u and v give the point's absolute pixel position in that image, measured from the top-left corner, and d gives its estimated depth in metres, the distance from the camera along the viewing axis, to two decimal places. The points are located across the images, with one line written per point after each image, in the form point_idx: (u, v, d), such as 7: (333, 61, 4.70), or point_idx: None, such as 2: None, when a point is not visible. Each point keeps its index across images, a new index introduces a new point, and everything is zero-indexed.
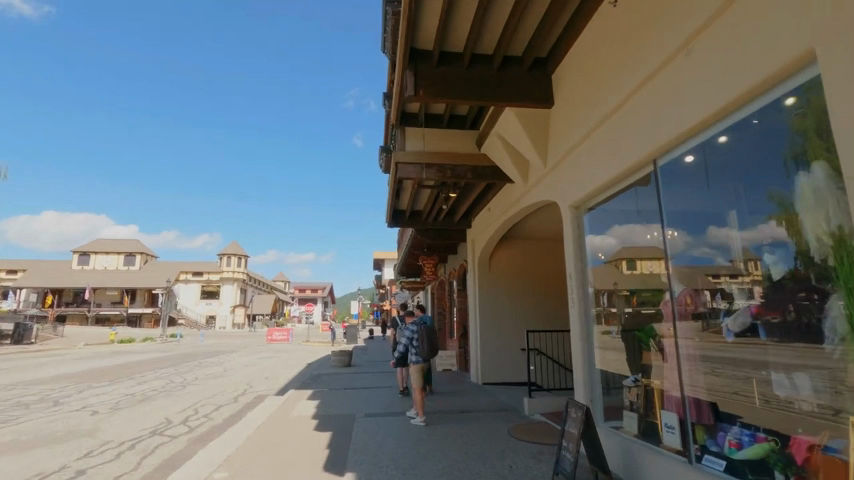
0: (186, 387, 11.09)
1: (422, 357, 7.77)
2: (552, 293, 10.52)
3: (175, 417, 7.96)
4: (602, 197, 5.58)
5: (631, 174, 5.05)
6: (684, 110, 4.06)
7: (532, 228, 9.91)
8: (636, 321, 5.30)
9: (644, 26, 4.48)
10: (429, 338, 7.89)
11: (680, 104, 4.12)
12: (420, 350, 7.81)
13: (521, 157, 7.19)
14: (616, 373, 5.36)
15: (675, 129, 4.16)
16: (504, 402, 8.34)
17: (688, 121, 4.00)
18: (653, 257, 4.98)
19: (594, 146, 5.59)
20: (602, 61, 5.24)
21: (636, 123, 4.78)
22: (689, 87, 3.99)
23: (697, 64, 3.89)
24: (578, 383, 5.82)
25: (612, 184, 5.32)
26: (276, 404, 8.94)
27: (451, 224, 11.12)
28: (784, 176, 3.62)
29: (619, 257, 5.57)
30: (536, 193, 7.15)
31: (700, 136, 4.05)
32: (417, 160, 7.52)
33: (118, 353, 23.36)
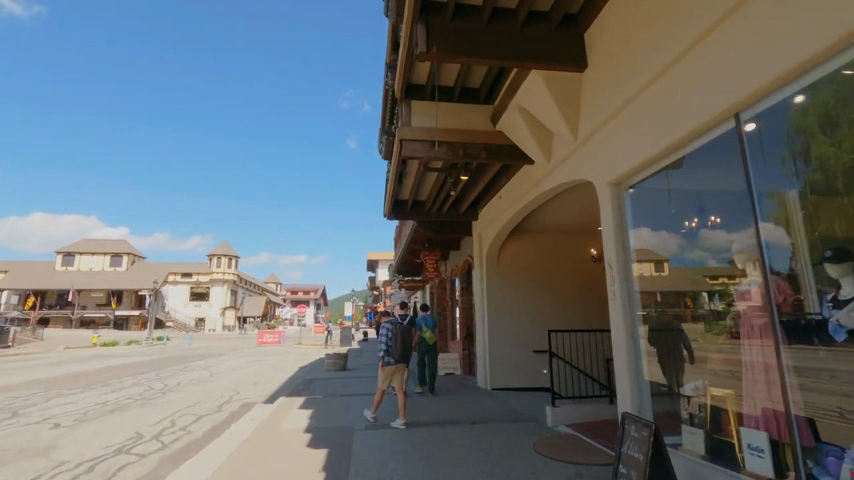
0: (166, 394, 10.08)
1: (398, 358, 7.31)
2: (568, 291, 9.65)
3: (148, 430, 6.98)
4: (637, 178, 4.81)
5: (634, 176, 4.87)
6: (702, 103, 3.78)
7: (547, 218, 9.02)
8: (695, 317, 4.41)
9: (648, 25, 4.36)
10: (408, 338, 7.40)
11: (692, 99, 3.89)
12: (395, 350, 7.29)
13: (543, 134, 6.34)
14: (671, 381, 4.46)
15: (681, 129, 4.00)
16: (520, 410, 7.42)
17: (695, 121, 3.85)
18: (647, 259, 4.84)
19: (619, 128, 4.99)
20: (609, 56, 5.00)
21: (650, 118, 4.46)
22: (702, 81, 3.77)
23: (710, 57, 3.68)
24: (623, 392, 4.81)
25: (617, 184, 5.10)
26: (264, 414, 7.97)
27: (456, 215, 10.24)
28: (780, 174, 3.46)
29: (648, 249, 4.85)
30: (563, 172, 6.23)
31: (706, 136, 3.89)
32: (425, 137, 6.63)
33: (98, 358, 22.14)
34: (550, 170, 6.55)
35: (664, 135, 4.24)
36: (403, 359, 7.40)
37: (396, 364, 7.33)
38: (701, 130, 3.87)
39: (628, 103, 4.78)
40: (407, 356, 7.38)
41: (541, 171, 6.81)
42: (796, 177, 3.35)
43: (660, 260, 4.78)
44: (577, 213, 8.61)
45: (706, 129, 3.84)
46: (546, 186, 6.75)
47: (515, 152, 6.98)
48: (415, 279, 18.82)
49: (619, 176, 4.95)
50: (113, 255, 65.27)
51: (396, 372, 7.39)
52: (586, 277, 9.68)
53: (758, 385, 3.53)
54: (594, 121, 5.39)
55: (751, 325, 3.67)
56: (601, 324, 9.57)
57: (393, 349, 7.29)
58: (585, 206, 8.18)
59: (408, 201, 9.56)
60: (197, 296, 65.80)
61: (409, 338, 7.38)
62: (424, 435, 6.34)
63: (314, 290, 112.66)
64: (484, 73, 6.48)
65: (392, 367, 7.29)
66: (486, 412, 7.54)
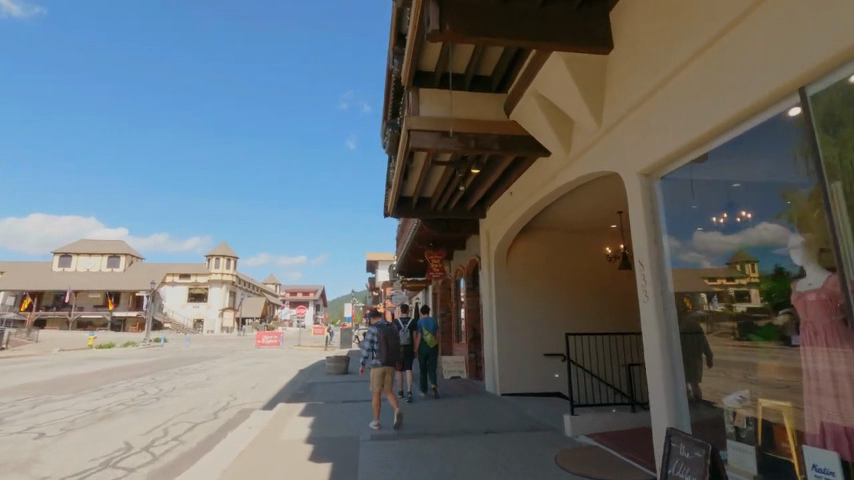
0: (160, 400, 9.64)
1: (384, 360, 7.32)
2: (582, 290, 9.24)
3: (138, 441, 6.55)
4: (669, 169, 4.40)
5: (656, 171, 4.54)
6: (732, 94, 3.52)
7: (560, 215, 8.62)
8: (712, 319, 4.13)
9: (668, 19, 4.18)
10: (391, 340, 7.49)
11: (722, 91, 3.62)
12: (380, 353, 7.33)
13: (562, 123, 5.91)
14: (711, 390, 4.04)
15: (709, 123, 3.74)
16: (535, 419, 6.99)
17: (724, 114, 3.59)
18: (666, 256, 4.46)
19: (647, 117, 4.57)
20: (631, 46, 4.71)
21: (673, 111, 4.20)
22: (731, 74, 3.53)
23: (738, 48, 3.46)
24: (659, 400, 4.38)
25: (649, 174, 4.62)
26: (262, 422, 7.53)
27: (463, 213, 9.85)
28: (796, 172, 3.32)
29: (684, 251, 4.36)
30: (584, 163, 5.77)
31: (736, 130, 3.63)
32: (433, 127, 6.21)
33: (93, 360, 21.69)
34: (567, 162, 6.12)
35: (688, 130, 3.97)
36: (390, 361, 7.38)
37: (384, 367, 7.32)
38: (731, 124, 3.60)
39: (650, 96, 4.50)
40: (392, 359, 7.40)
41: (558, 163, 6.37)
42: (803, 174, 3.25)
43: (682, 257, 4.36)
44: (593, 209, 8.20)
45: (737, 122, 3.58)
46: (564, 179, 6.32)
47: (529, 143, 6.55)
48: (417, 280, 18.38)
49: (651, 165, 4.49)
50: (110, 256, 64.80)
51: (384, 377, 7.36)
52: (601, 277, 9.25)
53: (828, 398, 3.08)
54: (618, 110, 4.98)
55: (814, 327, 3.19)
56: (615, 327, 9.17)
57: (378, 353, 7.32)
58: (602, 201, 7.77)
59: (413, 197, 9.14)
60: (196, 297, 65.30)
61: (392, 340, 7.48)
62: (433, 446, 5.92)
63: (313, 291, 112.23)
64: (500, 55, 5.99)
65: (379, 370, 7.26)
66: (498, 420, 7.11)
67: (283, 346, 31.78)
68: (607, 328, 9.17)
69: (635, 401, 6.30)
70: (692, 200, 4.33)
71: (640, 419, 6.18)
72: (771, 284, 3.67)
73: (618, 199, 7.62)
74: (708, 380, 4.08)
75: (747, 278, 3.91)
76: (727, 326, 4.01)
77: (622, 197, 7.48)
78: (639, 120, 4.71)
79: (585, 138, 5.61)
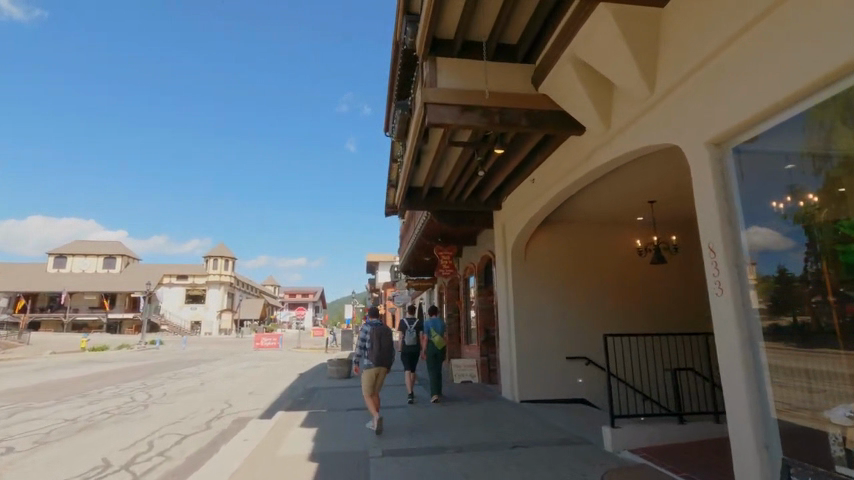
0: (147, 408, 8.81)
1: (376, 361, 6.85)
2: (607, 287, 8.53)
3: (118, 456, 5.79)
4: (737, 140, 3.69)
5: (721, 143, 3.83)
6: (779, 76, 3.19)
7: (585, 205, 7.88)
8: (750, 326, 3.58)
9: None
10: (384, 339, 6.99)
11: (768, 72, 3.28)
12: (370, 352, 6.88)
13: (602, 93, 5.17)
14: (795, 401, 3.31)
15: (752, 109, 3.40)
16: (569, 432, 6.19)
17: (771, 97, 3.25)
18: (736, 242, 3.70)
19: (718, 76, 3.77)
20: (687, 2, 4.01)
21: (727, 84, 3.67)
22: (770, 60, 3.26)
23: (773, 35, 3.23)
24: (741, 418, 3.56)
25: (717, 145, 3.84)
26: (259, 433, 6.77)
27: (477, 204, 9.14)
28: (799, 172, 3.35)
29: (752, 236, 3.63)
30: (630, 135, 5.00)
31: (781, 116, 3.30)
32: (453, 100, 5.47)
33: (84, 362, 20.88)
34: (607, 137, 5.37)
35: (732, 113, 3.59)
36: (383, 363, 6.91)
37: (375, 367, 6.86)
38: (774, 110, 3.30)
39: (703, 65, 3.90)
40: (386, 358, 6.88)
41: (595, 141, 5.65)
42: (814, 174, 3.27)
43: (737, 248, 3.69)
44: (622, 198, 7.48)
45: (784, 107, 3.24)
46: (603, 157, 5.54)
47: (561, 118, 5.80)
48: (422, 279, 17.59)
49: (721, 133, 3.73)
50: (106, 256, 63.80)
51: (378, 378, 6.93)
52: (627, 273, 8.57)
53: None
54: (679, 69, 4.14)
55: None
56: (643, 327, 8.46)
57: (370, 352, 6.88)
58: (633, 190, 7.05)
59: (424, 186, 8.40)
60: (193, 299, 64.43)
61: (385, 339, 6.98)
62: (456, 463, 5.15)
63: (314, 292, 111.57)
64: (535, 10, 5.16)
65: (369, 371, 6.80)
66: (522, 431, 6.37)
67: (282, 349, 30.94)
68: (634, 327, 8.46)
69: (681, 411, 5.47)
70: (744, 179, 3.70)
71: (687, 432, 5.38)
72: (775, 284, 3.49)
73: (652, 187, 6.89)
74: (781, 391, 3.38)
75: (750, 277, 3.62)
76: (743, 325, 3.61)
77: (656, 184, 6.75)
78: (698, 87, 3.99)
79: (631, 110, 4.90)
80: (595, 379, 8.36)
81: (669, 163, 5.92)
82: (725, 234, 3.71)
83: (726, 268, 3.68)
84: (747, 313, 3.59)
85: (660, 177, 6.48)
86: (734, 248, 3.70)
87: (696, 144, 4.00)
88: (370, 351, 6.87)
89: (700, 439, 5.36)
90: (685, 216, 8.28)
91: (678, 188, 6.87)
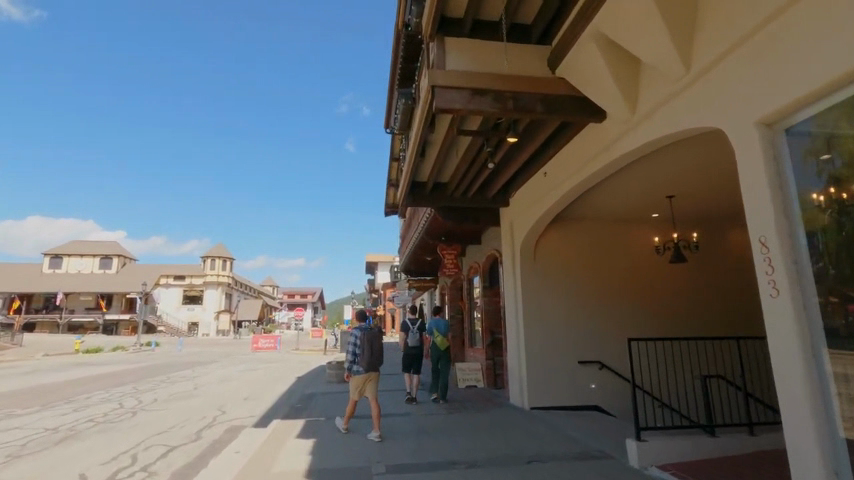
0: (135, 416, 8.32)
1: (366, 367, 6.57)
2: (621, 287, 8.09)
3: (97, 472, 5.31)
4: (792, 120, 3.24)
5: (774, 124, 3.35)
6: (832, 52, 2.85)
7: (599, 201, 7.43)
8: (813, 330, 3.11)
9: None
10: (375, 343, 6.61)
11: (820, 49, 2.92)
12: (361, 357, 6.58)
13: (626, 75, 4.71)
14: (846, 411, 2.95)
15: (801, 91, 3.04)
16: (590, 445, 5.69)
17: (826, 77, 2.89)
18: (792, 236, 3.24)
19: (774, 44, 3.25)
20: None
21: (782, 56, 3.19)
22: (827, 31, 2.88)
23: (825, 7, 2.88)
24: (803, 431, 3.08)
25: (767, 127, 3.38)
26: (251, 445, 6.28)
27: (483, 200, 8.67)
28: (803, 174, 3.24)
29: (811, 228, 3.18)
30: (661, 118, 4.52)
31: (835, 96, 2.95)
32: (462, 83, 4.99)
33: (77, 366, 20.32)
34: (633, 123, 4.91)
35: (777, 96, 3.22)
36: (375, 368, 6.66)
37: (365, 373, 6.62)
38: (828, 90, 2.94)
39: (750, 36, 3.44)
40: (377, 364, 6.65)
41: (617, 128, 5.19)
42: (821, 175, 3.19)
43: (793, 241, 3.23)
44: (640, 193, 7.03)
45: (840, 86, 2.89)
46: (627, 146, 5.08)
47: (580, 104, 5.32)
48: (424, 278, 17.10)
49: (777, 110, 3.23)
50: (102, 256, 63.09)
51: (367, 383, 6.67)
52: (643, 272, 8.14)
53: None
54: (725, 38, 3.63)
55: None
56: (659, 329, 8.02)
57: (360, 357, 6.55)
58: (652, 184, 6.60)
59: (428, 181, 7.95)
60: (191, 299, 63.90)
61: (376, 343, 6.60)
62: None
63: (313, 293, 111.11)
64: None
65: (359, 377, 6.56)
66: (537, 443, 5.89)
67: (281, 351, 30.43)
68: (650, 330, 8.02)
69: (712, 423, 4.99)
70: (794, 165, 3.28)
71: (720, 446, 4.90)
72: (799, 283, 3.18)
73: (673, 181, 6.44)
74: (844, 403, 2.96)
75: (805, 275, 3.18)
76: (804, 329, 3.13)
77: (678, 177, 6.30)
78: (743, 63, 3.53)
79: (660, 92, 4.42)
80: (609, 385, 7.87)
81: (695, 152, 5.46)
82: (778, 227, 3.25)
83: (782, 264, 3.22)
84: (807, 315, 3.13)
85: (683, 168, 6.03)
86: (789, 241, 3.24)
87: (742, 126, 3.52)
88: (361, 357, 6.55)
89: (734, 453, 4.90)
90: (705, 212, 7.82)
91: (700, 182, 6.43)
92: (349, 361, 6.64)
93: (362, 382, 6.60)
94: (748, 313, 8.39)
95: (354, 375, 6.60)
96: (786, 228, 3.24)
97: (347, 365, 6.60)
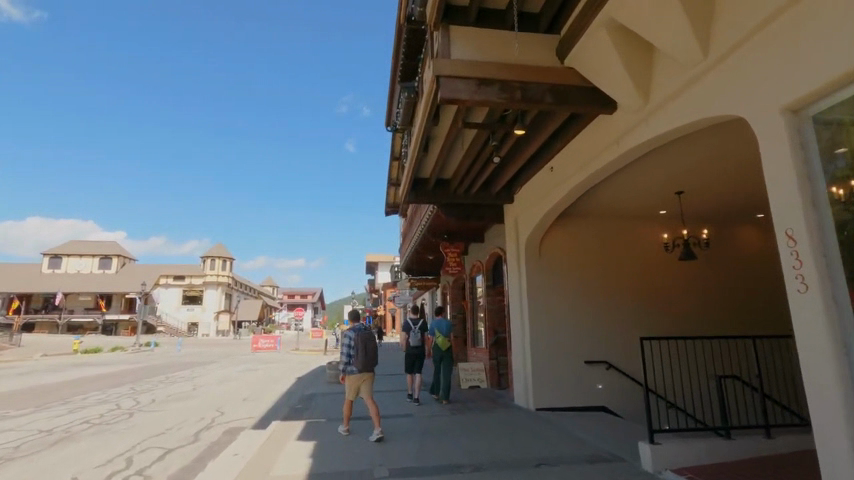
0: (132, 417, 8.13)
1: (360, 368, 6.40)
2: (628, 285, 7.93)
3: (90, 476, 5.13)
4: (820, 106, 3.08)
5: (800, 110, 3.18)
6: None
7: (608, 197, 7.27)
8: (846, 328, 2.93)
9: None
10: (369, 344, 6.44)
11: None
12: (355, 358, 6.41)
13: (640, 64, 4.54)
14: None
15: (833, 73, 2.88)
16: (600, 447, 5.51)
17: None
18: (821, 227, 3.07)
19: (803, 23, 3.08)
20: None
21: (812, 36, 3.02)
22: None
23: None
24: (833, 426, 2.92)
25: (793, 113, 3.21)
26: (250, 448, 6.10)
27: (487, 196, 8.51)
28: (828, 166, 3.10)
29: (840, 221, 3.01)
30: (676, 107, 4.35)
31: None
32: (469, 72, 4.82)
33: (74, 366, 20.10)
34: (645, 113, 4.75)
35: (805, 80, 3.06)
36: (369, 368, 6.49)
37: (359, 374, 6.45)
38: None
39: (775, 18, 3.28)
40: (371, 365, 6.47)
41: (629, 120, 5.03)
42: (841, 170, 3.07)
43: (823, 233, 3.06)
44: (648, 189, 6.87)
45: None
46: (639, 138, 4.91)
47: (590, 95, 5.15)
48: (425, 278, 16.92)
49: (805, 95, 3.06)
50: (102, 256, 62.89)
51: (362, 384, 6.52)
52: (650, 270, 7.99)
53: None
54: (749, 19, 3.45)
55: None
56: (667, 329, 7.87)
57: (354, 358, 6.40)
58: (663, 178, 6.44)
59: (431, 177, 7.78)
60: (191, 300, 63.69)
61: (371, 344, 6.42)
62: None
63: (313, 293, 110.95)
64: None
65: (353, 378, 6.41)
66: (546, 446, 5.72)
67: (280, 351, 30.24)
68: (657, 329, 7.86)
69: (727, 425, 4.81)
70: (820, 154, 3.12)
71: (735, 449, 4.72)
72: (830, 278, 3.00)
73: (684, 176, 6.29)
74: None
75: (835, 269, 3.00)
76: (836, 327, 2.94)
77: (688, 171, 6.14)
78: (767, 47, 3.37)
79: (675, 80, 4.26)
80: (615, 384, 7.71)
81: (709, 145, 5.31)
82: (806, 218, 3.08)
83: (811, 258, 3.04)
84: (838, 311, 2.95)
85: (694, 162, 5.87)
86: (818, 234, 3.06)
87: (766, 113, 3.35)
88: (355, 357, 6.39)
89: (751, 455, 4.73)
90: (714, 209, 7.68)
91: (712, 176, 6.28)
92: (344, 361, 6.48)
93: (357, 383, 6.43)
94: (755, 312, 8.25)
95: (348, 376, 6.45)
96: (815, 220, 3.08)
97: (341, 366, 6.43)
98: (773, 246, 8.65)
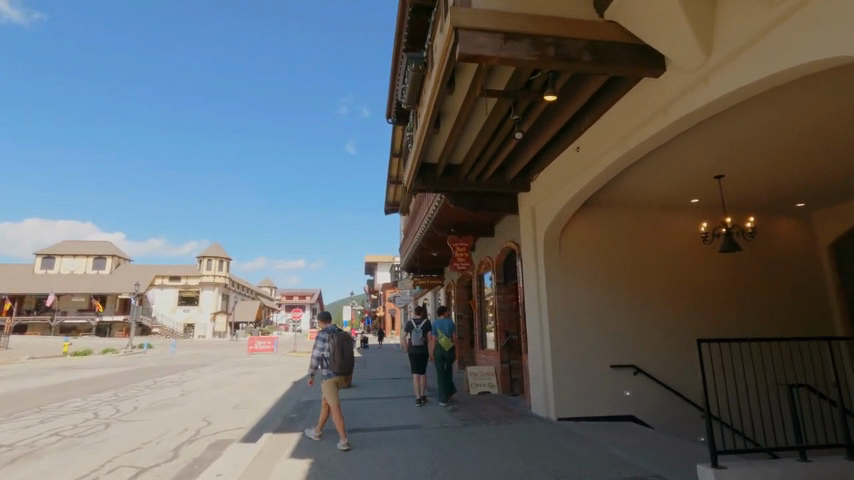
0: (107, 428, 7.31)
1: (336, 371, 5.71)
2: (657, 280, 7.18)
3: None
4: None
5: None
6: None
7: (638, 182, 6.51)
8: None
9: None
10: (346, 346, 5.79)
11: None
12: (330, 361, 5.72)
13: (704, 10, 3.77)
14: None
15: None
16: (646, 472, 4.69)
17: None
18: None
19: None
20: None
21: None
22: None
23: None
24: None
25: None
26: (234, 466, 5.30)
27: (500, 183, 7.74)
28: None
29: None
30: (757, 56, 3.59)
31: None
32: (495, 24, 4.03)
33: (59, 368, 19.26)
34: (709, 70, 4.00)
35: None
36: (346, 373, 5.79)
37: (334, 379, 5.72)
38: None
39: None
40: (348, 369, 5.79)
41: (686, 81, 4.25)
42: None
43: None
44: (685, 171, 6.12)
45: None
46: (701, 100, 4.14)
47: (635, 53, 4.37)
48: (429, 276, 16.16)
49: None
50: (95, 256, 61.93)
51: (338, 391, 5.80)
52: (679, 263, 7.27)
53: None
54: None
55: None
56: (701, 329, 7.14)
57: (329, 362, 5.72)
58: (708, 157, 5.67)
59: (440, 161, 6.98)
60: (187, 300, 62.88)
61: (348, 346, 5.79)
62: None
63: (310, 295, 110.53)
64: None
65: (327, 384, 5.71)
66: (581, 467, 4.89)
67: (277, 352, 29.38)
68: (691, 328, 7.12)
69: (802, 444, 4.02)
70: None
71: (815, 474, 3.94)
72: None
73: (733, 153, 5.54)
74: None
75: None
76: None
77: (738, 147, 5.39)
78: None
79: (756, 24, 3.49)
80: (646, 392, 6.91)
81: (773, 111, 4.54)
82: None
83: None
84: None
85: (747, 136, 5.12)
86: None
87: None
88: (330, 360, 5.71)
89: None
90: (758, 195, 6.92)
91: (764, 153, 5.52)
92: (315, 365, 5.81)
93: (333, 389, 5.70)
94: (795, 310, 7.54)
95: (322, 380, 5.76)
96: None
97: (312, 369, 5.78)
98: (813, 238, 7.94)
